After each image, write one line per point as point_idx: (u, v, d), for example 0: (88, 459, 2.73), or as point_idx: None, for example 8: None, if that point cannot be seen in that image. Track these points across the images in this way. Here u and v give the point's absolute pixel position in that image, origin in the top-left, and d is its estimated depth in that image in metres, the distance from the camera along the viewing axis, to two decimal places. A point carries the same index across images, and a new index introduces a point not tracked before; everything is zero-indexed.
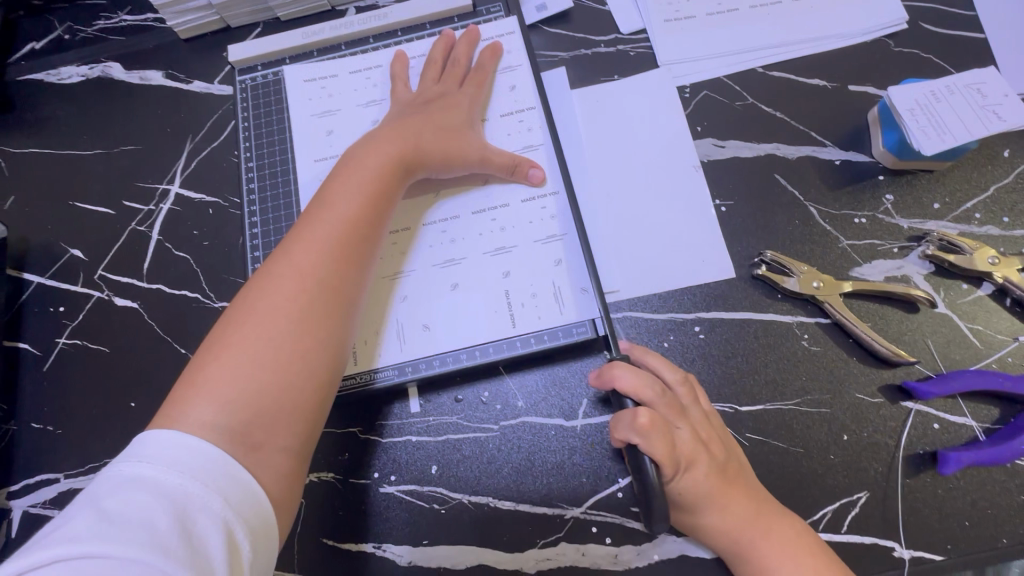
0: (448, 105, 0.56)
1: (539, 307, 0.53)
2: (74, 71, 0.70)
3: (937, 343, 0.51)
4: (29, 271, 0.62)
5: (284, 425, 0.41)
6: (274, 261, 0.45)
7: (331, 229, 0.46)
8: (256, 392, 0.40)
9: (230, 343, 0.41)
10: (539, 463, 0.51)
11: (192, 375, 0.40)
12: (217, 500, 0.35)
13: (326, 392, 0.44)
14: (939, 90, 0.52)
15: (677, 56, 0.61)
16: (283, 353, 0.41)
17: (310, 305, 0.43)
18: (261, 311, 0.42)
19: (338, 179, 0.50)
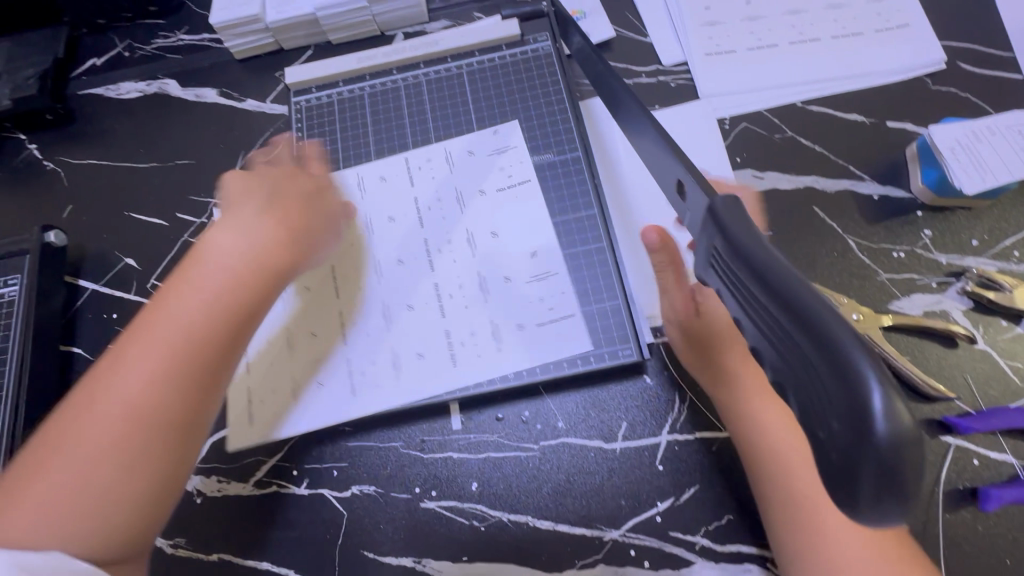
0: (318, 201, 0.55)
1: (512, 351, 0.55)
2: (133, 87, 0.73)
3: (975, 379, 0.51)
4: (84, 278, 0.65)
5: (102, 553, 0.38)
6: (115, 374, 0.41)
7: (171, 341, 0.42)
8: (68, 513, 0.37)
9: (48, 461, 0.38)
10: (578, 484, 0.52)
11: (6, 493, 0.38)
12: None
13: (157, 515, 0.41)
14: (980, 131, 0.53)
15: (718, 88, 0.63)
16: (90, 476, 0.38)
17: (133, 437, 0.40)
18: (89, 435, 0.39)
19: (177, 283, 0.45)
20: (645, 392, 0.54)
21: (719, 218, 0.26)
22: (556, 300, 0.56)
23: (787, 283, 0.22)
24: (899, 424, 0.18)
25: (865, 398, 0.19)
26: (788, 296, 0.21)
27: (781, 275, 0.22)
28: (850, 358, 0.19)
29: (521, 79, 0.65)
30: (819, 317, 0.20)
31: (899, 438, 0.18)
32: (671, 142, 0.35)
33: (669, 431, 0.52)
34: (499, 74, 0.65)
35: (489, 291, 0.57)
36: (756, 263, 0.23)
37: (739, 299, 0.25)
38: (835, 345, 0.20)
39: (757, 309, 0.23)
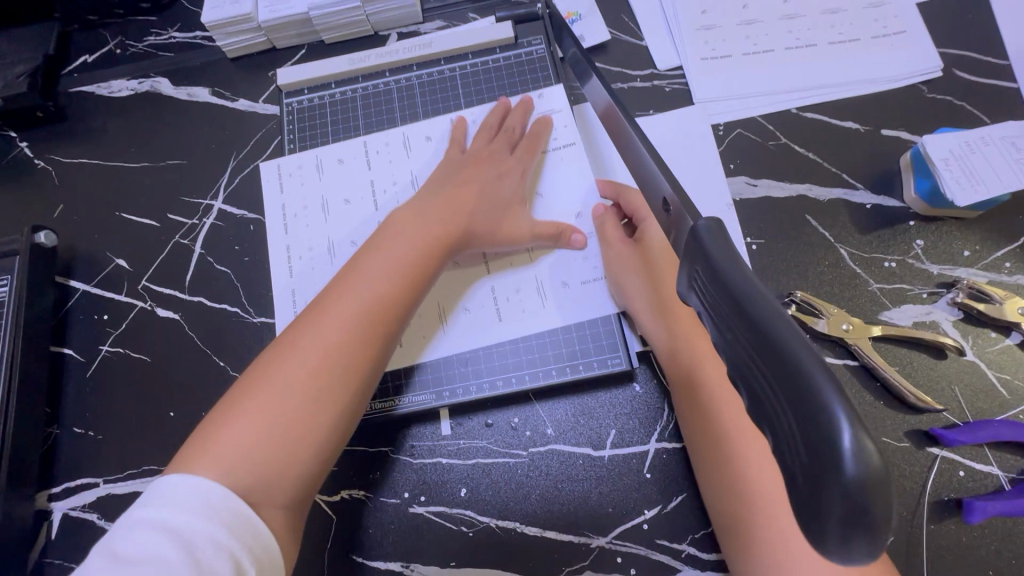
0: (497, 171, 0.57)
1: (551, 306, 0.56)
2: (124, 85, 0.72)
3: (963, 391, 0.51)
4: (75, 278, 0.65)
5: (286, 489, 0.42)
6: (308, 329, 0.46)
7: (361, 306, 0.46)
8: (264, 462, 0.41)
9: (245, 411, 0.42)
10: (566, 492, 0.52)
11: (202, 438, 0.42)
12: (221, 531, 0.37)
13: (333, 456, 0.45)
14: (974, 141, 0.53)
15: (712, 94, 0.63)
16: (291, 428, 0.42)
17: (328, 383, 0.44)
18: (281, 383, 0.43)
19: (375, 252, 0.49)
20: (634, 400, 0.54)
21: (701, 243, 0.27)
22: (599, 259, 0.57)
23: (762, 310, 0.22)
24: (864, 458, 0.18)
25: (833, 431, 0.19)
26: (760, 322, 0.22)
27: (754, 300, 0.23)
28: (816, 386, 0.19)
29: (515, 82, 0.64)
30: (786, 342, 0.21)
31: (865, 470, 0.18)
32: (655, 158, 0.36)
33: (657, 439, 0.52)
34: (493, 77, 0.65)
35: (571, 257, 0.57)
36: (732, 285, 0.24)
37: (714, 322, 0.25)
38: (804, 376, 0.20)
39: (732, 331, 0.23)
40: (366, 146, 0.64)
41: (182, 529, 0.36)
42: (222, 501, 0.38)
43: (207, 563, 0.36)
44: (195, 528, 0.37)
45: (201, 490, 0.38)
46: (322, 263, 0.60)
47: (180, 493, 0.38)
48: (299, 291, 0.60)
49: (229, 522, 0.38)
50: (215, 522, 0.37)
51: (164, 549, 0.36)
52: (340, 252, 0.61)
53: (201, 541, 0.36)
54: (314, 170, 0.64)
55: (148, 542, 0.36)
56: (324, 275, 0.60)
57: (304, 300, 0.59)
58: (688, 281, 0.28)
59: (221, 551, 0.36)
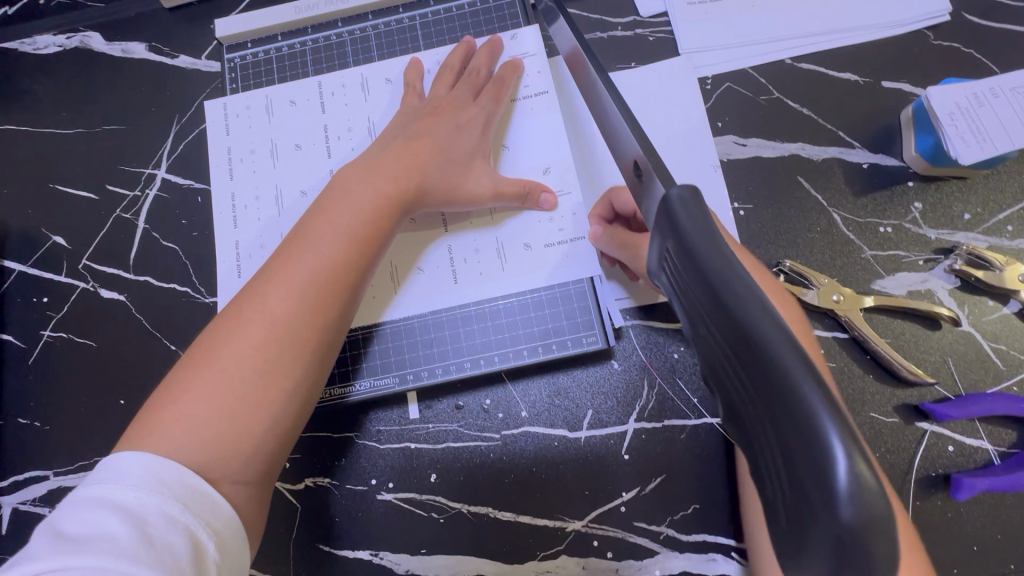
0: (456, 121, 0.52)
1: (514, 268, 0.52)
2: (51, 40, 0.65)
3: (957, 364, 0.49)
4: (10, 258, 0.60)
5: (243, 467, 0.38)
6: (254, 298, 0.41)
7: (311, 267, 0.42)
8: (215, 438, 0.37)
9: (191, 386, 0.38)
10: (541, 475, 0.50)
11: (145, 418, 0.38)
12: (174, 505, 0.34)
13: (292, 433, 0.41)
14: (983, 93, 0.48)
15: (700, 44, 0.57)
16: (245, 400, 0.39)
17: (279, 354, 0.40)
18: (229, 355, 0.39)
19: (322, 213, 0.45)
20: (612, 379, 0.51)
21: (673, 216, 0.24)
22: (567, 220, 0.52)
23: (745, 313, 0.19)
24: (864, 493, 0.17)
25: (829, 465, 0.17)
26: (742, 321, 0.19)
27: (726, 289, 0.20)
28: (811, 410, 0.18)
29: (482, 33, 0.58)
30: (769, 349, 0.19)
31: (864, 506, 0.17)
32: (628, 121, 0.34)
33: (635, 419, 0.50)
34: (460, 26, 0.59)
35: (538, 218, 0.52)
36: (708, 271, 0.21)
37: (688, 315, 0.23)
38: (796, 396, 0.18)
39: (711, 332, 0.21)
40: (321, 87, 0.58)
41: (131, 504, 0.33)
42: (176, 476, 0.35)
43: (160, 537, 0.32)
44: (147, 502, 0.33)
45: (154, 465, 0.35)
46: (269, 212, 0.55)
47: (132, 467, 0.34)
48: (243, 245, 0.55)
49: (185, 497, 0.34)
50: (169, 496, 0.34)
51: (109, 524, 0.32)
52: (289, 203, 0.55)
53: (153, 515, 0.33)
54: (263, 111, 0.58)
55: (91, 518, 0.32)
56: (270, 227, 0.55)
57: (249, 257, 0.55)
58: (658, 258, 0.25)
59: (177, 525, 0.33)
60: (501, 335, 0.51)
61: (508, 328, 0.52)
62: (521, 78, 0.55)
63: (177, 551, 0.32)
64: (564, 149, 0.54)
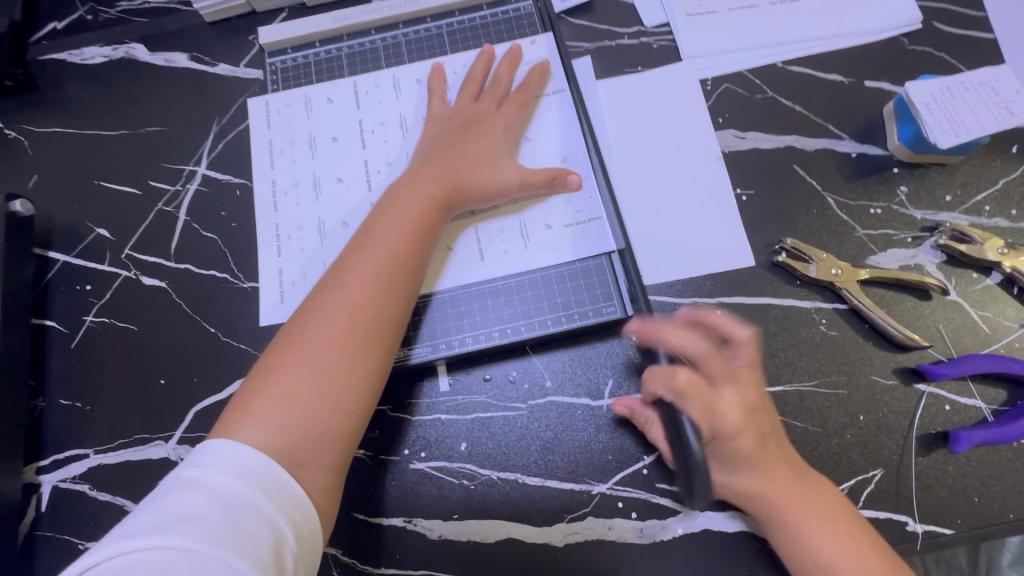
0: (481, 127, 0.57)
1: (538, 247, 0.56)
2: (98, 52, 0.70)
3: (948, 329, 0.53)
4: (55, 249, 0.63)
5: (331, 445, 0.43)
6: (333, 291, 0.47)
7: (379, 263, 0.48)
8: (310, 418, 0.42)
9: (284, 374, 0.43)
10: (565, 442, 0.53)
11: (243, 401, 0.43)
12: (259, 495, 0.37)
13: (367, 416, 0.46)
14: (955, 87, 0.54)
15: (699, 50, 0.63)
16: (334, 383, 0.44)
17: (360, 341, 0.45)
18: (317, 344, 0.44)
19: (383, 216, 0.51)
20: (631, 350, 0.54)
21: None
22: (583, 203, 0.57)
23: None
24: None
25: None
26: None
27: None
28: None
29: (502, 39, 0.64)
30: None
31: None
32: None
33: None
34: (481, 34, 0.64)
35: (558, 201, 0.57)
36: None
37: None
38: None
39: None
40: (355, 87, 0.63)
41: (222, 490, 0.36)
42: (261, 467, 0.38)
43: (247, 523, 0.35)
44: (236, 490, 0.37)
45: (242, 456, 0.38)
46: (307, 199, 0.60)
47: (221, 456, 0.38)
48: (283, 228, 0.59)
49: (267, 486, 0.38)
50: (255, 486, 0.37)
51: (203, 507, 0.35)
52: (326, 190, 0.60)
53: (241, 503, 0.36)
54: (302, 108, 0.63)
55: (187, 499, 0.36)
56: (309, 212, 0.59)
57: (289, 239, 0.59)
58: None
59: (261, 514, 0.36)
60: (523, 309, 0.55)
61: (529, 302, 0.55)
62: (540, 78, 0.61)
63: (259, 539, 0.35)
64: (579, 140, 0.59)
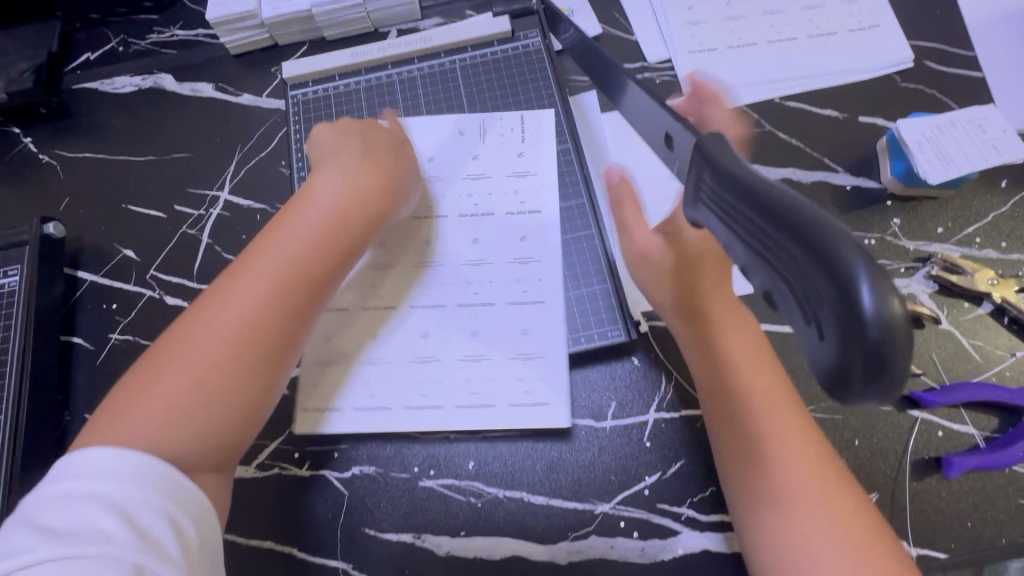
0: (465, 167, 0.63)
1: (529, 270, 0.59)
2: (128, 81, 0.74)
3: (940, 357, 0.55)
4: (83, 269, 0.66)
5: (192, 466, 0.42)
6: (213, 304, 0.45)
7: (267, 280, 0.46)
8: (167, 433, 0.41)
9: (153, 383, 0.42)
10: (569, 461, 0.55)
11: (107, 414, 0.42)
12: (153, 495, 0.38)
13: (234, 440, 0.45)
14: (944, 125, 0.56)
15: (700, 85, 0.66)
16: (189, 400, 0.42)
17: (234, 361, 0.44)
18: (191, 358, 0.43)
19: (283, 228, 0.50)
20: (633, 372, 0.57)
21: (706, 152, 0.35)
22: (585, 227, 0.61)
23: (788, 204, 0.27)
24: (882, 312, 0.23)
25: (855, 295, 0.24)
26: (785, 210, 0.27)
27: (806, 220, 0.26)
28: (844, 258, 0.24)
29: (512, 74, 0.67)
30: (843, 254, 0.25)
31: (884, 320, 0.23)
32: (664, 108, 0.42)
33: (656, 408, 0.55)
34: (492, 69, 0.68)
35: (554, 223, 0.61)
36: (755, 191, 0.29)
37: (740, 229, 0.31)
38: (836, 252, 0.25)
39: (749, 226, 0.30)
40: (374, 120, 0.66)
41: (111, 496, 0.37)
42: (147, 467, 0.39)
43: (146, 523, 0.37)
44: (127, 494, 0.37)
45: (123, 461, 0.39)
46: None
47: (100, 465, 0.38)
48: None
49: (159, 485, 0.39)
50: (147, 486, 0.38)
51: (96, 517, 0.36)
52: None
53: (134, 506, 0.37)
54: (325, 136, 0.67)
55: (74, 511, 0.36)
56: None
57: None
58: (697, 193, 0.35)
59: (158, 511, 0.38)
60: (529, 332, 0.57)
61: (533, 325, 0.57)
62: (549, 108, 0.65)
63: (158, 533, 0.37)
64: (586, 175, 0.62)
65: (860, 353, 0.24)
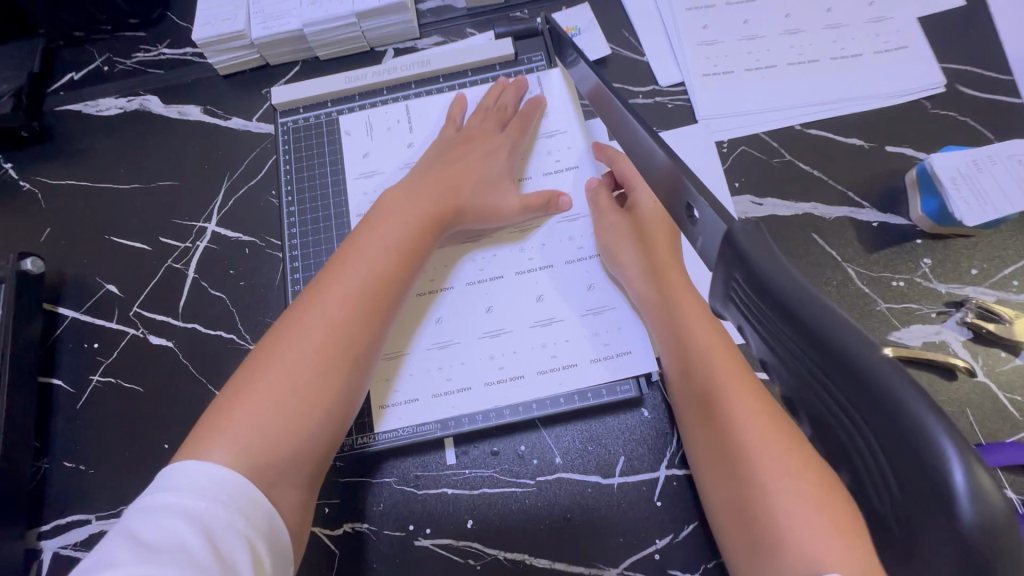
0: (484, 149, 0.60)
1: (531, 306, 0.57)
2: (113, 103, 0.70)
3: (975, 412, 0.51)
4: (64, 305, 0.63)
5: (296, 466, 0.43)
6: (310, 307, 0.47)
7: (359, 282, 0.49)
8: (277, 434, 0.42)
9: (258, 387, 0.44)
10: (574, 522, 0.51)
11: (213, 418, 0.43)
12: (239, 519, 0.38)
13: (335, 435, 0.47)
14: (981, 160, 0.52)
15: (715, 110, 0.62)
16: (301, 398, 0.44)
17: (336, 356, 0.46)
18: (292, 359, 0.45)
19: (372, 231, 0.52)
20: (642, 426, 0.54)
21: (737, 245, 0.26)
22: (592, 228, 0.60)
23: (828, 329, 0.21)
24: (980, 498, 0.18)
25: (942, 470, 0.18)
26: (825, 335, 0.21)
27: (856, 358, 0.20)
28: (913, 415, 0.19)
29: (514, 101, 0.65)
30: (906, 405, 0.19)
31: (984, 507, 0.18)
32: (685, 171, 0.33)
33: (666, 466, 0.52)
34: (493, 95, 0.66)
35: (559, 222, 0.60)
36: (790, 306, 0.23)
37: (771, 350, 0.24)
38: (903, 408, 0.19)
39: (786, 348, 0.23)
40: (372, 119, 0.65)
41: (202, 514, 0.37)
42: (238, 489, 0.39)
43: (229, 549, 0.36)
44: (216, 514, 0.37)
45: (217, 479, 0.39)
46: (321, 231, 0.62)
47: (197, 480, 0.38)
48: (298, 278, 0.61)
49: (245, 509, 0.39)
50: (235, 510, 0.38)
51: (179, 530, 0.36)
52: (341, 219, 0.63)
53: (221, 528, 0.37)
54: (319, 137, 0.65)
55: (165, 526, 0.36)
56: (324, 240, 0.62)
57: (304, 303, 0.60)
58: (725, 291, 0.27)
59: (240, 537, 0.37)
60: (543, 299, 0.58)
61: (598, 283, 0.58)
62: (544, 112, 0.64)
63: (239, 562, 0.36)
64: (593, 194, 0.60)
65: (945, 547, 0.19)
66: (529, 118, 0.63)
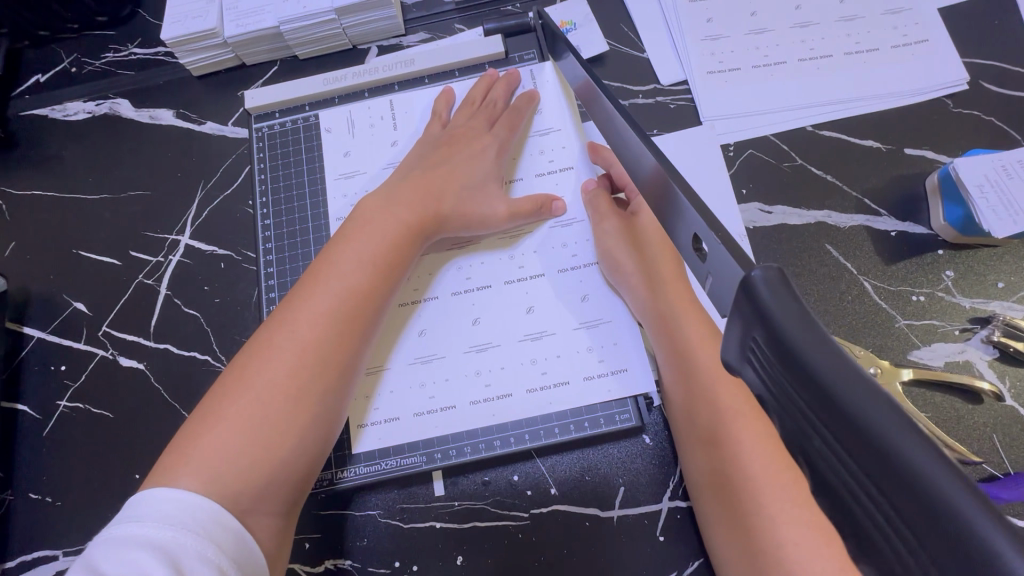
0: (470, 149, 0.56)
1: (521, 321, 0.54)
2: (81, 107, 0.66)
3: (1003, 438, 0.47)
4: (30, 325, 0.59)
5: (273, 496, 0.40)
6: (282, 325, 0.44)
7: (334, 298, 0.45)
8: (247, 467, 0.39)
9: (225, 414, 0.40)
10: (571, 557, 0.48)
11: (178, 450, 0.39)
12: (211, 547, 0.35)
13: (312, 465, 0.43)
14: (1011, 165, 0.48)
15: (720, 111, 0.58)
16: (272, 426, 0.40)
17: (310, 379, 0.42)
18: (262, 383, 0.41)
19: (347, 242, 0.48)
20: (643, 454, 0.50)
21: (755, 298, 0.22)
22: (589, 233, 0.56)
23: (854, 402, 0.18)
24: None
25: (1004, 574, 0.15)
26: (850, 411, 0.18)
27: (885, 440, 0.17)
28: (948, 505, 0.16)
29: None
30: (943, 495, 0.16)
31: None
32: (690, 197, 0.29)
33: (670, 497, 0.48)
34: None
35: (552, 228, 0.56)
36: (816, 375, 0.19)
37: (782, 415, 0.21)
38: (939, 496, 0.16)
39: (801, 419, 0.20)
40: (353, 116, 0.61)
41: (170, 544, 0.34)
42: (209, 517, 0.36)
43: None
44: (185, 544, 0.34)
45: (188, 505, 0.36)
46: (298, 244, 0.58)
47: (165, 508, 0.35)
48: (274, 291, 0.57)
49: (217, 537, 0.36)
50: (206, 537, 0.35)
51: (145, 562, 0.32)
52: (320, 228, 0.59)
53: (190, 557, 0.34)
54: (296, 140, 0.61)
55: (127, 558, 0.33)
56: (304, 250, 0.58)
57: None
58: (739, 348, 0.23)
59: (211, 566, 0.34)
60: (535, 310, 0.54)
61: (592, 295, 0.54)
62: (536, 108, 0.60)
63: None
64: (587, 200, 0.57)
65: None
66: (520, 114, 0.59)
